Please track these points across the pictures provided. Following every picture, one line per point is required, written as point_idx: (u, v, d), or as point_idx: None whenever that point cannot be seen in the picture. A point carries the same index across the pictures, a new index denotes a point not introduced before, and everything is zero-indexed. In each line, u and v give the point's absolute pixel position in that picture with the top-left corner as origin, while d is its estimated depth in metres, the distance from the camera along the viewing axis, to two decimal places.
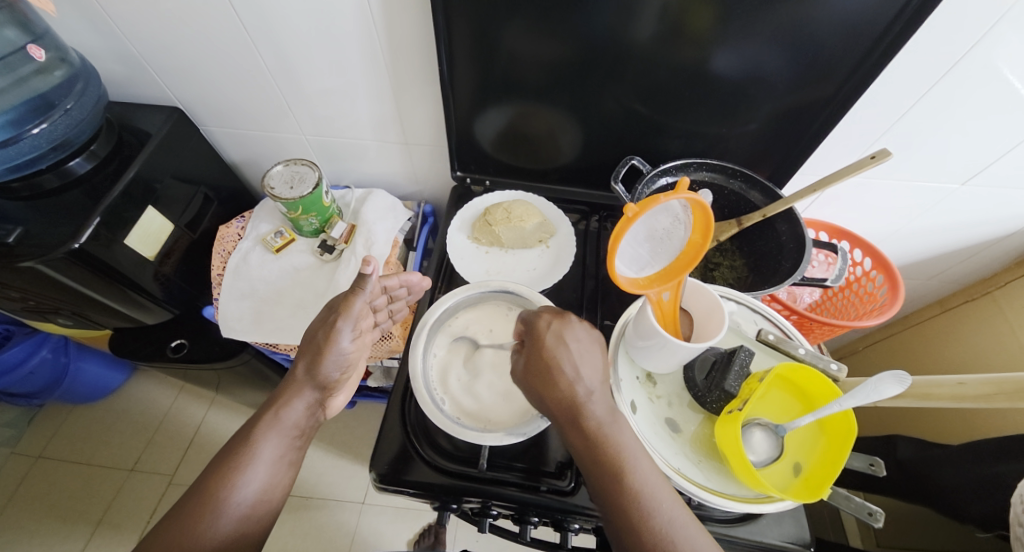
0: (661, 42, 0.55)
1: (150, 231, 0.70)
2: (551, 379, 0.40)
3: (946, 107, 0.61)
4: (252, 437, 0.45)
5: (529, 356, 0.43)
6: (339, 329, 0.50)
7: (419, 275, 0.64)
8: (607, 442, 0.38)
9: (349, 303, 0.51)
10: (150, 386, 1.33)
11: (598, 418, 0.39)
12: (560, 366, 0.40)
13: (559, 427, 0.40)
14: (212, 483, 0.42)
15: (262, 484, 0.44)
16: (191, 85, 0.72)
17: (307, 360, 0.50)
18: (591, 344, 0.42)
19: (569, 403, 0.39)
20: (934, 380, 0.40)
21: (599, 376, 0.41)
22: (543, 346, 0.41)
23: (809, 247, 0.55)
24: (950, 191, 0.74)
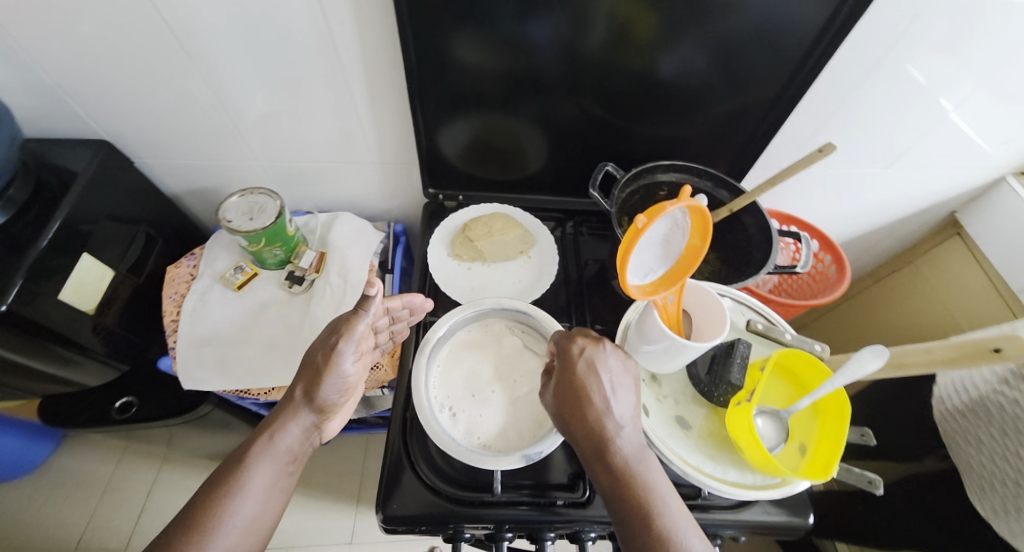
0: (627, 53, 0.57)
1: (88, 280, 0.62)
2: (582, 410, 0.40)
3: (872, 102, 0.68)
4: (245, 462, 0.43)
5: (560, 382, 0.43)
6: (340, 351, 0.50)
7: (423, 296, 0.61)
8: (633, 479, 0.38)
9: (351, 325, 0.50)
10: (87, 453, 1.18)
11: (625, 454, 0.39)
12: (592, 397, 0.41)
13: (586, 462, 0.40)
14: (196, 513, 0.39)
15: (250, 515, 0.41)
16: (123, 116, 0.65)
17: (305, 382, 0.49)
18: (622, 372, 0.43)
19: (598, 437, 0.40)
20: (905, 349, 0.44)
21: (628, 408, 0.41)
22: (575, 375, 0.42)
23: (775, 236, 0.60)
24: (876, 175, 0.82)
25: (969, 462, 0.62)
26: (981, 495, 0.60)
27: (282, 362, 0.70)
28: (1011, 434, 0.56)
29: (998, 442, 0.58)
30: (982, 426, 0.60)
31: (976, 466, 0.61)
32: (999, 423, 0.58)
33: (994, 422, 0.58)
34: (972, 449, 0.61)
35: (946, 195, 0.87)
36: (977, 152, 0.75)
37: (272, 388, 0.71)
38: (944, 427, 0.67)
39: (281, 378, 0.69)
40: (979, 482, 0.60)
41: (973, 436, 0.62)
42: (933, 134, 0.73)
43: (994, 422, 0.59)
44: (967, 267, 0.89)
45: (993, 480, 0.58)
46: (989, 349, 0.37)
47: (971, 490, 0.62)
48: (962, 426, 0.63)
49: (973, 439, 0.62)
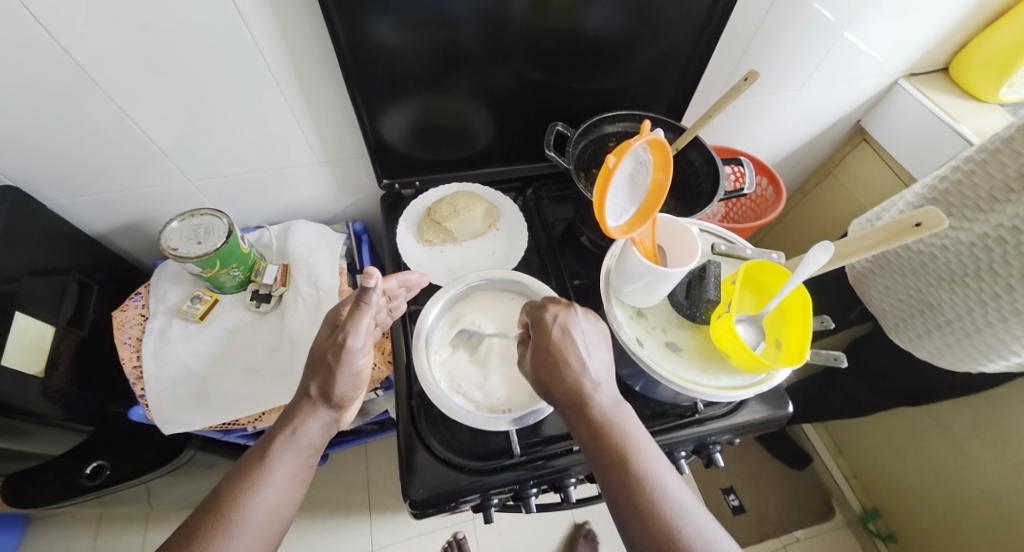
0: (558, 10, 0.58)
1: (25, 342, 0.56)
2: (559, 371, 0.44)
3: (781, 28, 0.73)
4: (265, 457, 0.44)
5: (537, 347, 0.46)
6: (350, 347, 0.48)
7: (418, 273, 0.61)
8: (610, 428, 0.41)
9: (356, 319, 0.49)
10: (59, 534, 1.08)
11: (602, 407, 0.42)
12: (566, 359, 0.44)
13: (566, 418, 0.43)
14: (224, 502, 0.40)
15: (274, 506, 0.42)
16: (20, 155, 0.58)
17: (320, 379, 0.48)
18: (594, 335, 0.46)
19: (576, 394, 0.43)
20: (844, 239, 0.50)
21: (603, 366, 0.45)
22: (551, 341, 0.45)
23: (720, 165, 0.64)
24: (791, 97, 0.90)
25: (883, 308, 0.76)
26: (897, 330, 0.75)
27: (269, 383, 0.67)
28: (906, 276, 0.69)
29: (899, 285, 0.71)
30: (883, 276, 0.73)
31: (889, 310, 0.75)
32: (895, 270, 0.71)
33: (891, 270, 0.71)
34: (881, 297, 0.75)
35: (852, 106, 0.97)
36: (872, 62, 0.84)
37: (262, 413, 0.68)
38: (857, 286, 0.80)
39: (270, 400, 0.67)
40: (895, 321, 0.75)
41: (879, 286, 0.75)
42: (834, 51, 0.80)
43: (890, 271, 0.72)
44: (876, 169, 1.01)
45: (905, 317, 0.72)
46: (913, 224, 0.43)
47: (890, 330, 0.77)
48: (870, 280, 0.76)
49: (879, 289, 0.75)
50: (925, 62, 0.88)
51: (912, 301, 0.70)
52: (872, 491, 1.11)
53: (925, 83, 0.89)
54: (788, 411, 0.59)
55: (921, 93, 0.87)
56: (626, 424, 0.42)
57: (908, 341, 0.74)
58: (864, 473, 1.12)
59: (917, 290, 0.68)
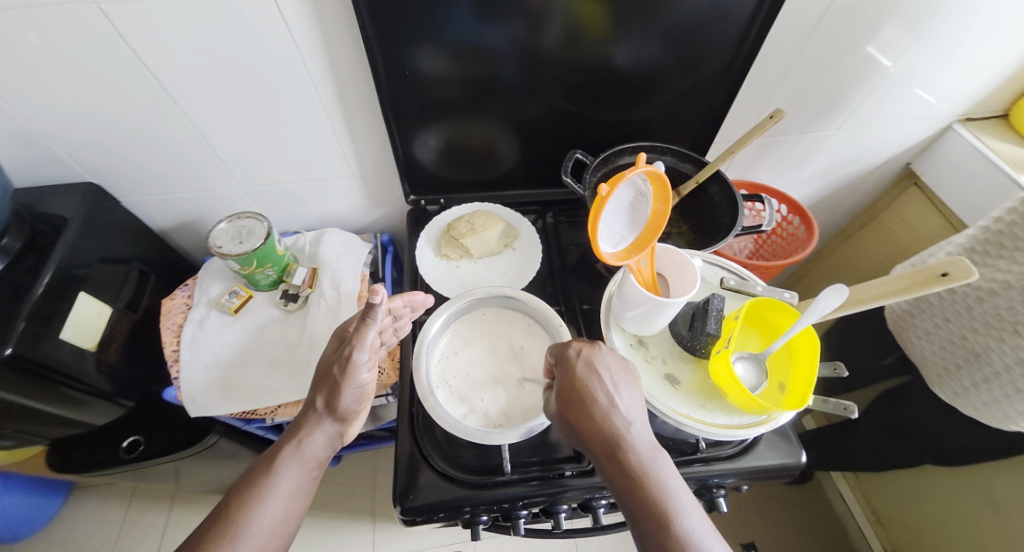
0: (581, 46, 0.61)
1: (86, 318, 0.64)
2: (587, 409, 0.43)
3: (814, 67, 0.72)
4: (273, 467, 0.46)
5: (564, 385, 0.45)
6: (355, 361, 0.50)
7: (423, 293, 0.63)
8: (646, 474, 0.39)
9: (361, 334, 0.51)
10: (96, 503, 1.16)
11: (636, 449, 0.41)
12: (594, 398, 0.43)
13: (596, 462, 0.42)
14: (231, 508, 0.42)
15: (278, 517, 0.44)
16: (105, 157, 0.67)
17: (326, 393, 0.51)
18: (622, 373, 0.45)
19: (608, 434, 0.41)
20: (864, 285, 0.48)
21: (634, 406, 0.43)
22: (578, 377, 0.44)
23: (739, 201, 0.64)
24: (829, 136, 0.87)
25: (924, 357, 0.73)
26: (941, 382, 0.71)
27: (287, 378, 0.72)
28: (947, 324, 0.67)
29: (940, 332, 0.69)
30: (922, 322, 0.71)
31: (930, 359, 0.72)
32: (935, 316, 0.69)
33: (931, 316, 0.69)
34: (921, 344, 0.73)
35: (899, 148, 0.92)
36: (921, 104, 0.81)
37: (278, 406, 0.73)
38: (896, 331, 0.78)
39: (286, 394, 0.71)
40: (937, 373, 0.71)
41: (918, 333, 0.73)
42: (876, 91, 0.78)
43: (929, 317, 0.70)
44: (925, 215, 0.95)
45: (946, 367, 0.69)
46: (937, 274, 0.42)
47: (932, 382, 0.73)
48: (909, 325, 0.74)
49: (919, 335, 0.73)
50: (982, 107, 0.83)
51: (953, 350, 0.67)
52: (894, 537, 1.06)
53: (981, 128, 0.84)
54: (799, 462, 0.56)
55: (977, 138, 0.82)
56: (663, 470, 0.40)
57: (952, 395, 0.70)
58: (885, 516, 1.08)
59: (958, 339, 0.66)
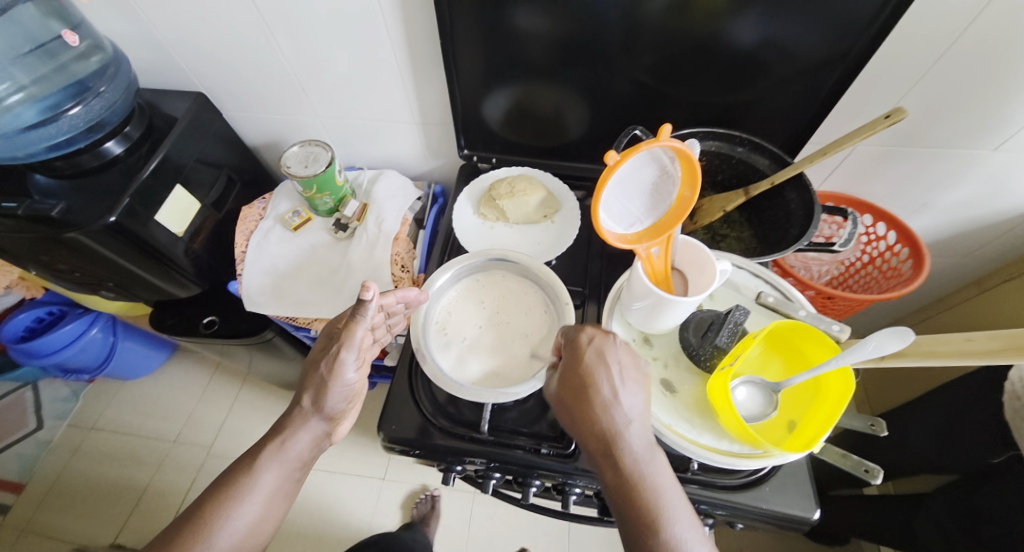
0: (669, 15, 0.54)
1: (179, 208, 0.75)
2: (589, 402, 0.39)
3: (973, 65, 0.56)
4: (254, 466, 0.47)
5: (568, 372, 0.42)
6: (343, 360, 0.50)
7: (418, 289, 0.55)
8: (641, 479, 0.37)
9: (350, 332, 0.50)
10: (186, 366, 1.41)
11: (634, 451, 0.38)
12: (596, 394, 0.39)
13: (590, 454, 0.39)
14: (209, 508, 0.44)
15: (254, 518, 0.45)
16: (213, 71, 0.76)
17: (312, 394, 0.50)
18: (633, 368, 0.41)
19: (606, 433, 0.38)
20: (940, 336, 0.38)
21: (639, 404, 0.40)
22: (585, 367, 0.40)
23: (818, 211, 0.54)
24: (981, 159, 0.69)
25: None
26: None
27: (324, 297, 0.78)
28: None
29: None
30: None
31: None
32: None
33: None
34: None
35: None
36: None
37: (314, 319, 0.80)
38: (1013, 425, 0.63)
39: (321, 310, 0.78)
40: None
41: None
42: None
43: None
44: None
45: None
46: None
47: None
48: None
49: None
50: None
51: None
52: None
53: None
54: (813, 517, 0.47)
55: None
56: (658, 477, 0.37)
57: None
58: None
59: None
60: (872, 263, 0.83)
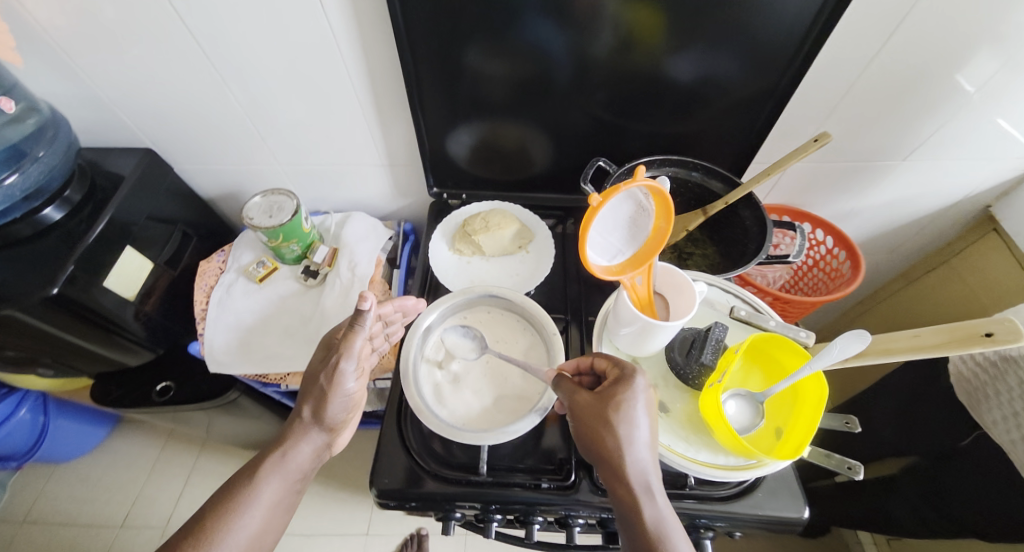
0: (616, 54, 0.58)
1: (129, 271, 0.70)
2: (631, 436, 0.39)
3: (878, 89, 0.65)
4: (256, 477, 0.47)
5: (610, 398, 0.41)
6: (342, 370, 0.51)
7: (414, 298, 0.62)
8: (667, 524, 0.38)
9: (350, 341, 0.51)
10: (135, 438, 1.28)
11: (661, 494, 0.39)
12: (643, 427, 0.40)
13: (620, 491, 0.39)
14: (210, 518, 0.43)
15: (256, 529, 0.45)
16: (163, 126, 0.73)
17: (313, 405, 0.51)
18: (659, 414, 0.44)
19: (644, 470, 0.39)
20: (892, 335, 0.43)
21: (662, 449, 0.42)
22: (631, 402, 0.40)
23: (770, 227, 0.60)
24: (894, 168, 0.78)
25: (1009, 442, 0.62)
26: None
27: (297, 349, 0.75)
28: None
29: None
30: (1006, 398, 0.61)
31: (1013, 443, 0.61)
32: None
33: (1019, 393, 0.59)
34: (1004, 425, 0.62)
35: (978, 188, 0.81)
36: (1011, 142, 0.70)
37: (287, 373, 0.76)
38: (971, 405, 0.67)
39: (295, 363, 0.74)
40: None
41: (1001, 411, 0.62)
42: (954, 122, 0.68)
43: (1016, 394, 0.60)
44: (1004, 267, 0.83)
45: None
46: (981, 333, 0.36)
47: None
48: (988, 401, 0.64)
49: (1000, 414, 0.62)
50: None
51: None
52: None
53: None
54: (803, 517, 0.50)
55: None
56: (678, 525, 0.38)
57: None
58: None
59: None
60: (815, 266, 0.90)
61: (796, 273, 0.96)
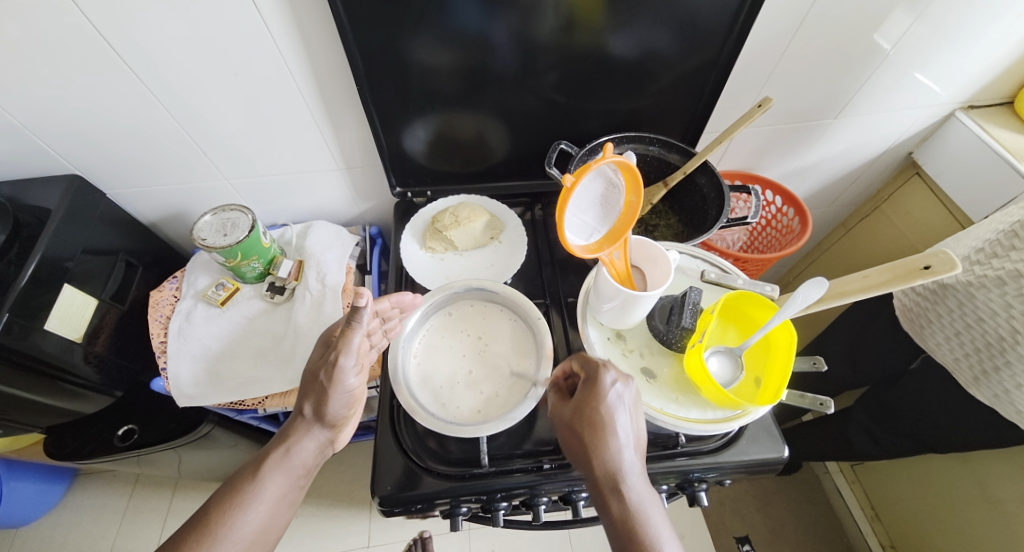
0: (563, 35, 0.59)
1: (72, 311, 0.64)
2: (600, 435, 0.41)
3: (808, 52, 0.69)
4: (260, 474, 0.47)
5: (582, 400, 0.43)
6: (341, 366, 0.50)
7: (412, 293, 0.58)
8: (640, 519, 0.38)
9: (348, 339, 0.49)
10: (99, 489, 1.19)
11: (636, 490, 0.40)
12: (616, 425, 0.41)
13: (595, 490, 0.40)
14: (213, 513, 0.43)
15: (261, 524, 0.44)
16: (87, 150, 0.67)
17: (314, 401, 0.51)
18: (637, 409, 0.44)
19: (615, 468, 0.40)
20: (845, 279, 0.46)
21: (639, 445, 0.42)
22: (599, 404, 0.42)
23: (727, 192, 0.63)
24: (827, 126, 0.84)
25: (954, 359, 0.69)
26: (977, 385, 0.66)
27: (273, 370, 0.72)
28: (974, 324, 0.64)
29: (967, 332, 0.65)
30: (946, 321, 0.68)
31: (958, 360, 0.68)
32: (963, 316, 0.65)
33: (959, 314, 0.66)
34: (948, 345, 0.69)
35: (900, 137, 0.88)
36: (924, 92, 0.77)
37: (265, 397, 0.73)
38: (916, 332, 0.75)
39: (272, 385, 0.72)
40: (971, 376, 0.67)
41: (942, 333, 0.69)
42: (875, 78, 0.74)
43: (955, 316, 0.66)
44: (928, 207, 0.91)
45: (982, 369, 0.65)
46: (921, 267, 0.40)
47: (969, 385, 0.68)
48: (931, 326, 0.71)
49: (942, 336, 0.69)
50: (988, 93, 0.79)
51: (985, 348, 0.63)
52: (893, 532, 1.05)
53: (985, 116, 0.80)
54: (784, 457, 0.54)
55: (980, 127, 0.79)
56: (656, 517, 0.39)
57: (994, 398, 0.65)
58: (884, 511, 1.07)
59: (990, 337, 0.62)
60: (769, 224, 0.96)
61: (752, 233, 1.02)
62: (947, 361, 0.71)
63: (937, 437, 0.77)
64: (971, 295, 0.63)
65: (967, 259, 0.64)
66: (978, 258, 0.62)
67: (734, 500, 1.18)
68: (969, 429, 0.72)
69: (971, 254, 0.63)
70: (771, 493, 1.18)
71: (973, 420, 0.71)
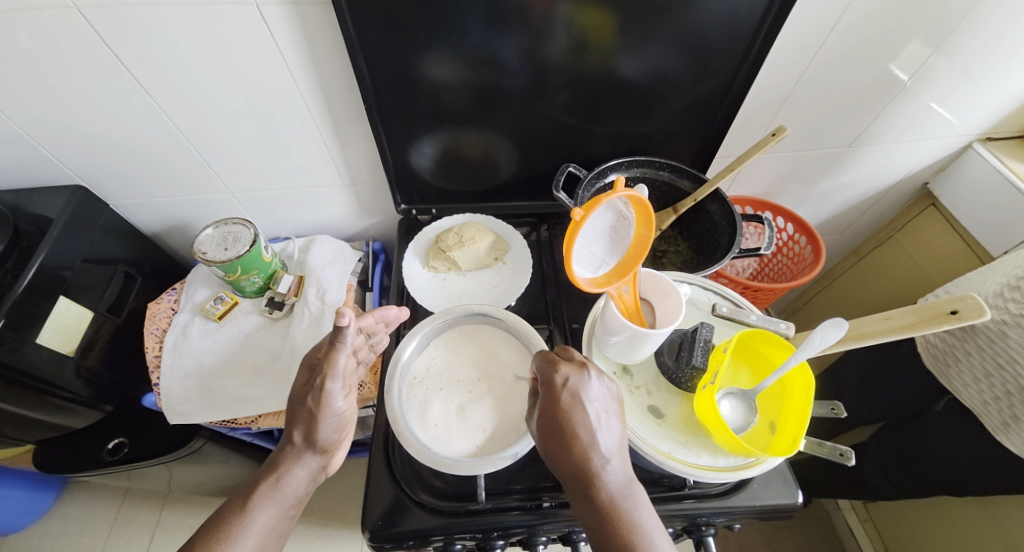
0: (573, 56, 0.58)
1: (66, 323, 0.63)
2: (566, 443, 0.38)
3: (826, 78, 0.67)
4: (248, 505, 0.44)
5: (543, 407, 0.40)
6: (329, 391, 0.49)
7: (396, 306, 0.59)
8: (618, 518, 0.37)
9: (333, 360, 0.49)
10: (87, 500, 1.17)
11: (612, 491, 0.37)
12: (585, 431, 0.38)
13: (571, 497, 0.39)
14: (199, 549, 0.40)
15: None
16: (93, 161, 0.67)
17: (303, 427, 0.49)
18: (609, 401, 0.41)
19: (583, 474, 0.38)
20: (864, 319, 0.44)
21: (615, 442, 0.39)
22: (559, 408, 0.39)
23: (739, 221, 0.62)
24: (841, 154, 0.82)
25: (982, 402, 0.66)
26: (1006, 430, 0.63)
27: (267, 389, 0.70)
28: (1006, 365, 0.61)
29: (997, 374, 0.62)
30: (975, 361, 0.65)
31: (988, 404, 0.65)
32: (993, 357, 0.62)
33: (988, 354, 0.63)
34: (976, 387, 0.66)
35: (915, 168, 0.86)
36: (942, 122, 0.75)
37: (258, 415, 0.72)
38: (939, 371, 0.72)
39: (267, 404, 0.70)
40: (1000, 421, 0.64)
41: (971, 374, 0.66)
42: (891, 108, 0.73)
43: (986, 357, 0.63)
44: (945, 239, 0.88)
45: (1011, 414, 0.62)
46: (947, 311, 0.38)
47: (997, 430, 0.65)
48: (957, 365, 0.68)
49: (970, 377, 0.66)
50: (1008, 125, 0.77)
51: (1017, 393, 0.60)
52: None
53: (1004, 149, 0.78)
54: (799, 504, 0.51)
55: (998, 159, 0.77)
56: (639, 511, 0.37)
57: (1023, 444, 0.62)
58: None
59: (1022, 380, 0.59)
60: (781, 251, 0.94)
61: (763, 261, 1.00)
62: (978, 407, 0.67)
63: (958, 481, 0.73)
64: (1005, 337, 0.60)
65: (997, 295, 0.61)
66: (1011, 294, 0.59)
67: (739, 534, 1.14)
68: (990, 473, 0.68)
69: (1002, 290, 0.60)
70: (778, 528, 1.14)
71: (997, 466, 0.67)
